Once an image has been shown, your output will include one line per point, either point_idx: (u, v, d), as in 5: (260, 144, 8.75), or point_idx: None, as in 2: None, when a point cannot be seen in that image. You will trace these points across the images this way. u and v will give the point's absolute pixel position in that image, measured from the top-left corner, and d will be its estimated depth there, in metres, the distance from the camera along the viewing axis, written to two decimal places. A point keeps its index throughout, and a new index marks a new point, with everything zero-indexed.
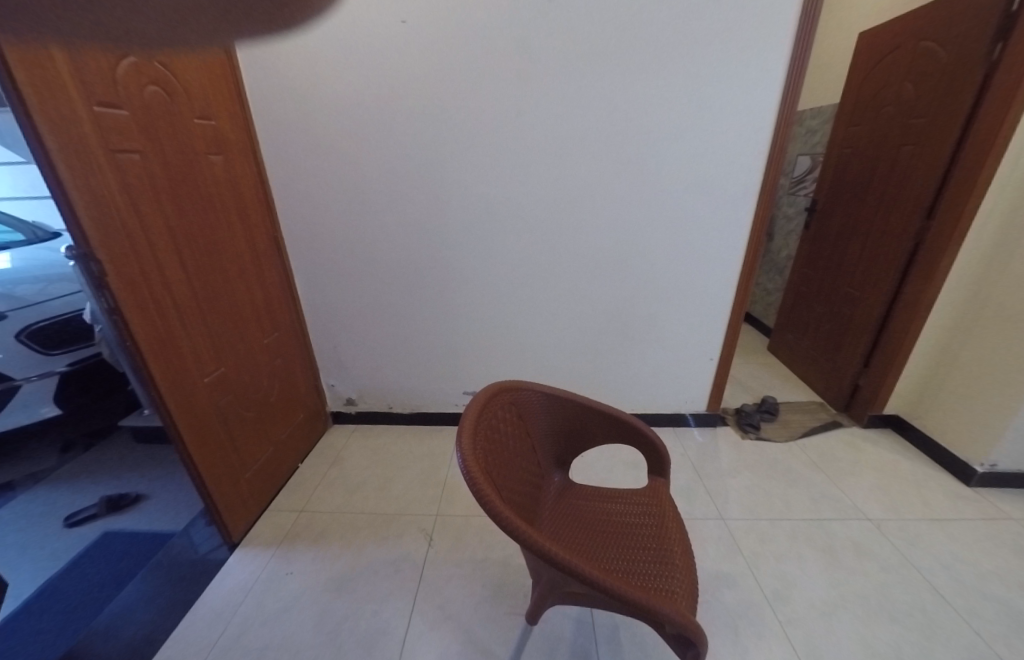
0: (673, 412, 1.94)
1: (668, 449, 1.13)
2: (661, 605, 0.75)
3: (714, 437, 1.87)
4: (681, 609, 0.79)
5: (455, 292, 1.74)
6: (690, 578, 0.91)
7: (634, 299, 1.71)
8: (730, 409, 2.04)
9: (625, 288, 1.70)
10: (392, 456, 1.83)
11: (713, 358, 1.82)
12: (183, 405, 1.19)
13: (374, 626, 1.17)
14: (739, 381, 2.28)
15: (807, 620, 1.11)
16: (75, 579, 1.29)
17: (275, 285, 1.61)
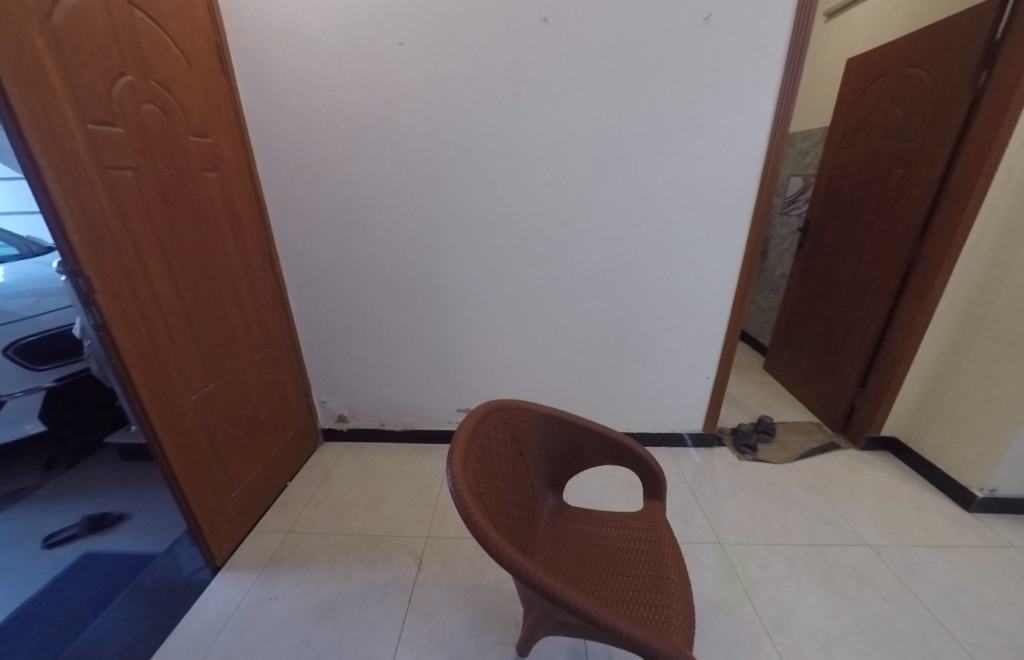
0: (669, 432, 1.91)
1: (664, 471, 1.11)
2: (654, 639, 0.72)
3: (711, 457, 1.85)
4: (677, 641, 0.76)
5: (450, 308, 1.73)
6: (687, 610, 0.87)
7: (629, 317, 1.71)
8: (726, 429, 2.01)
9: (621, 305, 1.69)
10: (383, 475, 1.80)
11: (709, 377, 1.81)
12: (169, 421, 1.17)
13: (359, 655, 1.12)
14: (735, 400, 2.27)
15: (808, 651, 1.07)
16: (51, 603, 1.24)
17: (267, 301, 1.61)
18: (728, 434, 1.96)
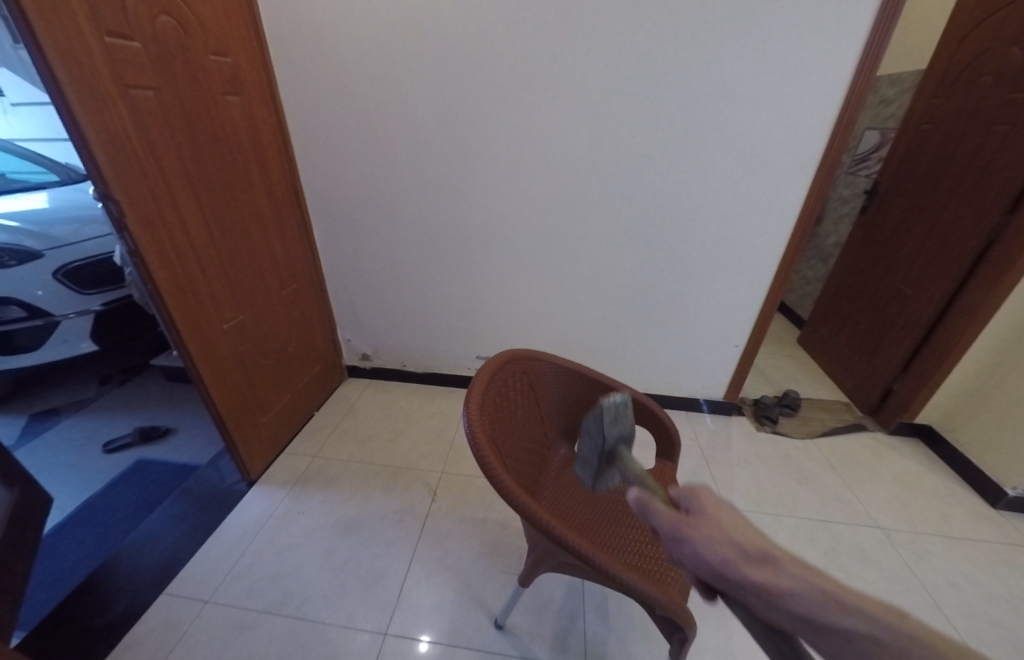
0: (687, 397, 1.90)
1: (680, 434, 1.09)
2: (652, 590, 0.74)
3: (728, 425, 1.84)
4: (675, 596, 0.78)
5: (475, 255, 1.69)
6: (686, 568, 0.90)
7: (659, 276, 1.63)
8: (748, 399, 1.97)
9: (653, 262, 1.61)
10: (403, 412, 1.88)
11: (738, 345, 1.75)
12: (203, 348, 1.23)
13: (376, 568, 1.24)
14: (760, 370, 2.21)
15: None
16: (112, 499, 1.41)
17: (294, 234, 1.61)
18: (749, 404, 1.92)
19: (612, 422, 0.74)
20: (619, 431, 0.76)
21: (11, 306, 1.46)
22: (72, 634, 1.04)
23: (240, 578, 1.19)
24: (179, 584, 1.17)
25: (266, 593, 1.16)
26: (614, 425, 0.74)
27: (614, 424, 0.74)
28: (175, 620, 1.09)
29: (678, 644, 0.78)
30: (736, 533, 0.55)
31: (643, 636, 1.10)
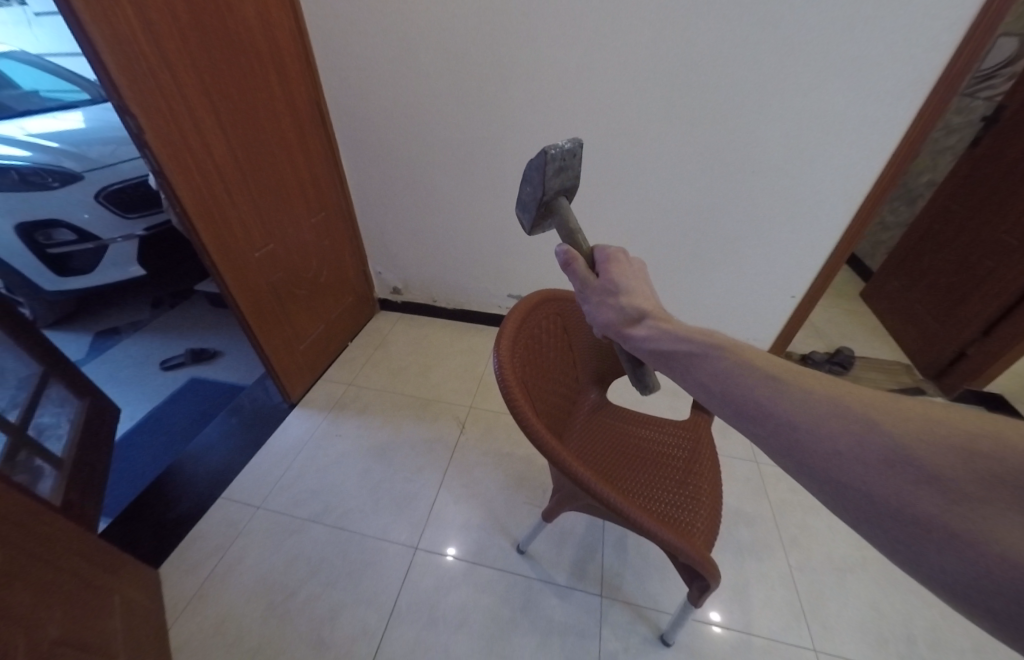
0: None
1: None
2: (675, 539, 0.73)
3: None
4: (700, 548, 0.77)
5: (510, 186, 1.57)
6: (712, 520, 0.89)
7: (713, 216, 1.48)
8: (794, 352, 1.86)
9: (707, 200, 1.44)
10: (434, 347, 1.90)
11: (795, 297, 1.61)
12: (237, 275, 1.24)
13: (409, 488, 1.33)
14: (810, 323, 2.06)
15: (821, 572, 1.14)
16: (172, 411, 1.54)
17: (319, 158, 1.54)
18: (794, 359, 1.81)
19: (557, 174, 0.66)
20: (562, 182, 0.70)
21: (62, 229, 1.52)
22: (149, 524, 1.19)
23: (286, 488, 1.31)
24: (233, 489, 1.30)
25: (310, 503, 1.27)
26: (558, 176, 0.67)
27: (559, 173, 0.67)
28: (233, 519, 1.22)
29: (698, 587, 0.79)
30: (628, 300, 0.63)
31: (659, 572, 1.15)
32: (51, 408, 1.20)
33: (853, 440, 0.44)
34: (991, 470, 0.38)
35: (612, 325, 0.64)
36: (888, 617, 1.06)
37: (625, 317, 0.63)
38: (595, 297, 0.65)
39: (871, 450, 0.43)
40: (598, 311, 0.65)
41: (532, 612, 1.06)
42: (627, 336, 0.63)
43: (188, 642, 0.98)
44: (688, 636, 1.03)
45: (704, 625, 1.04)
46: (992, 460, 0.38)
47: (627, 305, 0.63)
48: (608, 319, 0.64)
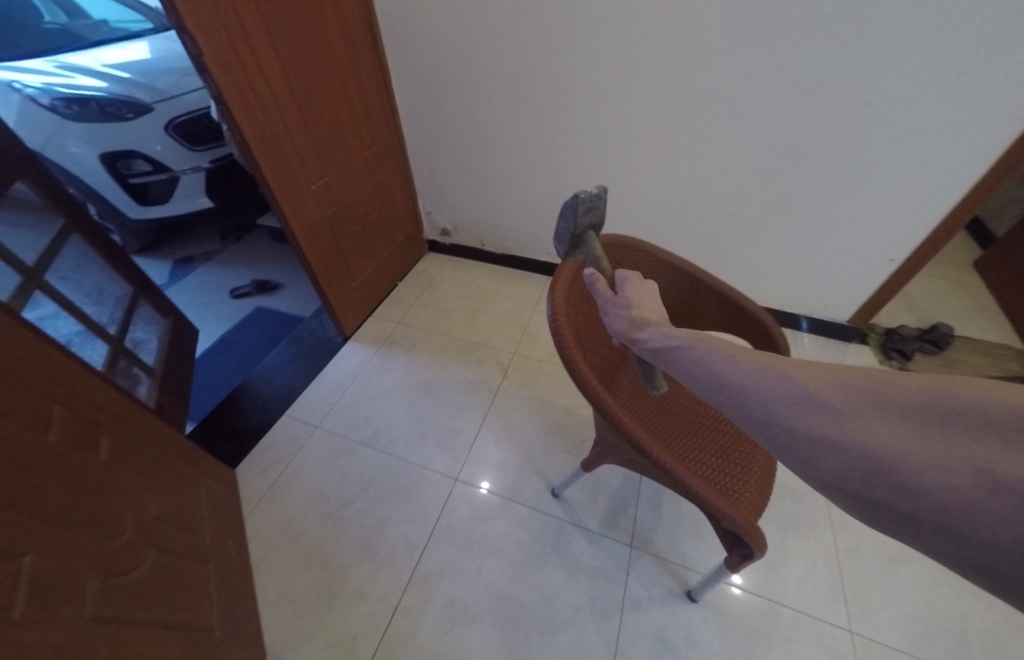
0: (791, 312, 1.68)
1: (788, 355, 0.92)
2: (720, 502, 0.70)
3: (833, 348, 1.63)
4: (747, 514, 0.74)
5: (574, 116, 1.44)
6: (761, 488, 0.85)
7: (803, 158, 1.28)
8: (879, 325, 1.65)
9: (799, 137, 1.24)
10: (481, 292, 1.89)
11: (893, 261, 1.40)
12: (295, 208, 1.26)
13: (451, 425, 1.39)
14: (903, 292, 1.81)
15: (870, 559, 1.09)
16: (242, 336, 1.68)
17: (371, 86, 1.48)
18: (877, 333, 1.63)
19: (587, 211, 0.71)
20: (591, 220, 0.75)
21: (139, 159, 1.60)
22: (226, 431, 1.35)
23: (341, 414, 1.41)
24: (296, 409, 1.43)
25: (362, 428, 1.37)
26: (587, 214, 0.72)
27: (588, 212, 0.72)
28: (296, 435, 1.35)
29: (738, 554, 0.77)
30: (644, 316, 0.66)
31: (693, 532, 1.15)
32: (141, 324, 1.35)
33: (781, 388, 0.49)
34: (871, 398, 0.44)
35: (621, 328, 0.67)
36: (941, 613, 1.00)
37: (632, 320, 0.66)
38: (612, 306, 0.69)
39: (792, 394, 0.48)
40: (613, 319, 0.69)
41: (562, 551, 1.11)
42: (633, 340, 0.64)
43: (261, 532, 1.13)
44: (715, 595, 1.04)
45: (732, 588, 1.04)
46: (875, 394, 0.44)
47: (637, 315, 0.66)
48: (619, 327, 0.67)
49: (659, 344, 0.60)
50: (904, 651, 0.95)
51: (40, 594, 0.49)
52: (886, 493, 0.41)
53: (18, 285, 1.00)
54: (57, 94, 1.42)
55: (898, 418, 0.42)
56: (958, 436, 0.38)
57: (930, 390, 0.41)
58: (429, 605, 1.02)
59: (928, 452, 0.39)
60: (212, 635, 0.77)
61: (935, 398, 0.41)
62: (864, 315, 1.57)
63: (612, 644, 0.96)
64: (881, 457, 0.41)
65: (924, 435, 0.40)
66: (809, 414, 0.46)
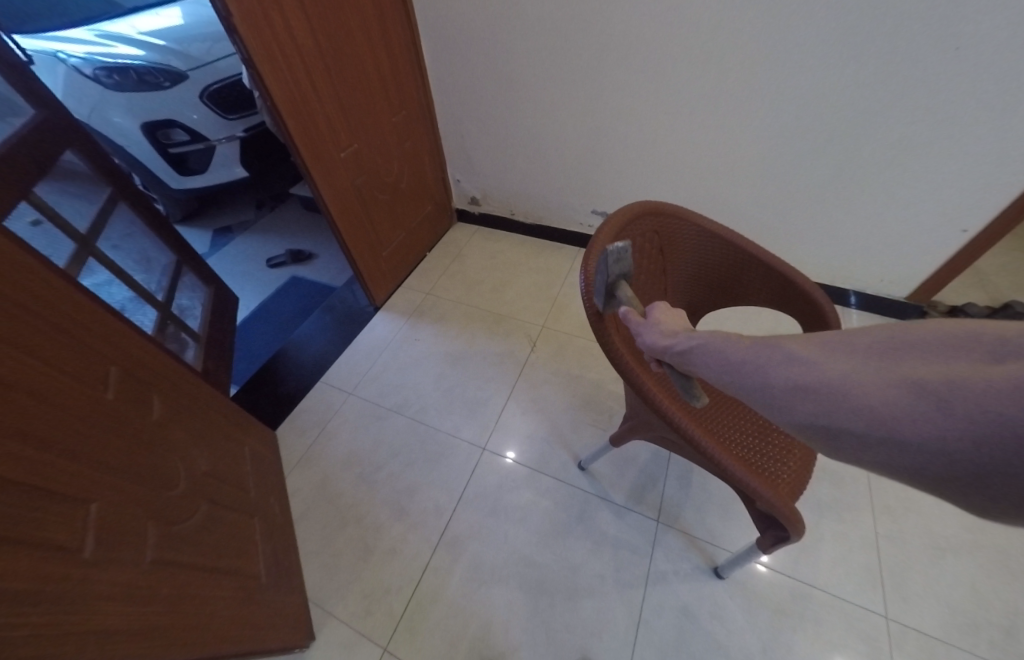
0: (840, 287, 1.56)
1: (840, 334, 0.86)
2: (757, 483, 0.67)
3: (885, 327, 1.51)
4: (785, 498, 0.70)
5: (613, 72, 1.34)
6: (801, 472, 0.81)
7: (868, 113, 1.16)
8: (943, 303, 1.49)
9: (865, 88, 1.12)
10: (509, 263, 1.86)
11: (968, 232, 1.27)
12: (326, 177, 1.26)
13: (479, 396, 1.40)
14: (972, 267, 1.64)
15: (912, 545, 1.04)
16: (279, 304, 1.74)
17: (399, 46, 1.42)
18: (939, 310, 1.46)
19: (617, 262, 0.69)
20: (624, 270, 0.71)
21: (177, 129, 1.63)
22: (267, 395, 1.42)
23: (373, 381, 1.45)
24: (330, 376, 1.48)
25: (394, 396, 1.41)
26: (618, 263, 0.69)
27: (617, 262, 0.69)
28: (332, 401, 1.40)
29: (772, 535, 0.75)
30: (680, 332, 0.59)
31: (722, 511, 1.13)
32: (185, 292, 1.41)
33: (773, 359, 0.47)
34: (834, 342, 0.44)
35: (652, 342, 0.60)
36: (988, 604, 0.95)
37: (662, 332, 0.60)
38: (642, 324, 0.63)
39: (769, 354, 0.47)
40: (644, 336, 0.62)
41: (588, 522, 1.12)
42: (669, 347, 0.56)
43: (301, 490, 1.20)
44: (742, 573, 1.03)
45: (760, 567, 1.03)
46: (835, 341, 0.44)
47: (667, 329, 0.61)
48: (653, 339, 0.60)
49: (687, 344, 0.53)
50: (942, 639, 0.92)
51: (105, 538, 0.53)
52: (847, 419, 0.39)
53: (72, 253, 1.04)
54: (98, 64, 1.46)
55: (857, 357, 0.42)
56: (910, 361, 0.38)
57: (883, 328, 0.42)
58: (457, 566, 1.06)
59: (883, 375, 0.39)
60: (260, 581, 0.83)
61: (886, 334, 0.41)
62: (925, 291, 1.44)
63: (636, 613, 0.98)
64: (840, 387, 0.40)
65: (880, 366, 0.40)
66: (782, 364, 0.45)
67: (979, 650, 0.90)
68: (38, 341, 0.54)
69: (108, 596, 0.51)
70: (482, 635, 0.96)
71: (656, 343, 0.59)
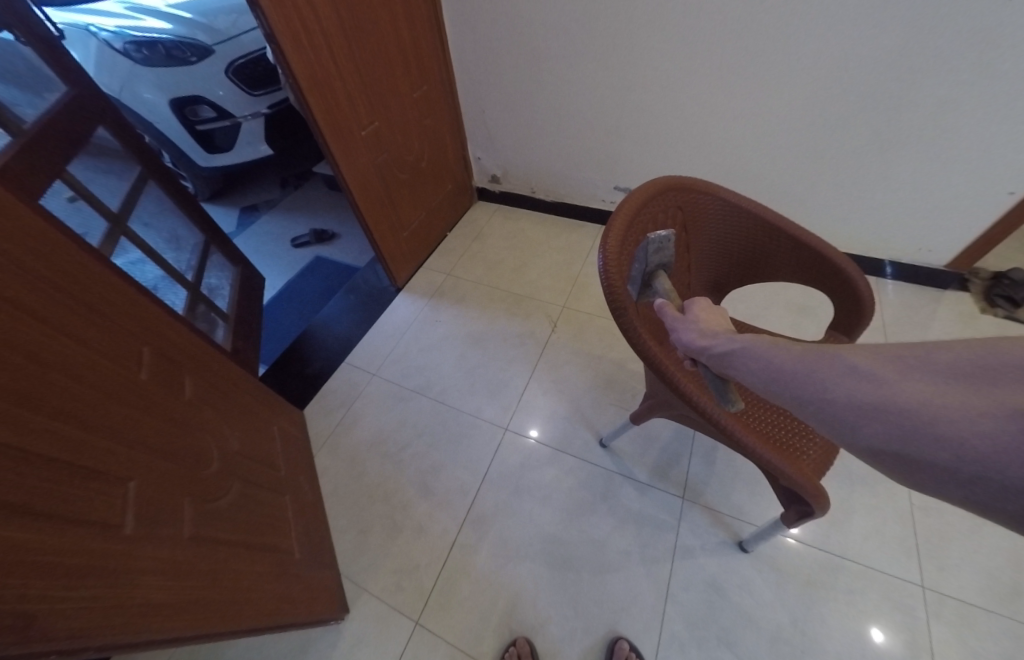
0: (874, 258, 1.46)
1: (874, 308, 0.81)
2: (780, 461, 0.62)
3: (923, 296, 1.41)
4: (808, 473, 0.65)
5: (642, 34, 1.24)
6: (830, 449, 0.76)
7: (926, 71, 1.04)
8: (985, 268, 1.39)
9: (926, 44, 1.00)
10: (530, 242, 1.82)
11: (1012, 194, 1.15)
12: (347, 156, 1.24)
13: (499, 378, 1.39)
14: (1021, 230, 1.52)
15: (950, 517, 1.00)
16: (303, 284, 1.75)
17: (422, 17, 1.36)
18: (982, 277, 1.38)
19: (656, 252, 0.78)
20: (661, 259, 0.80)
21: (204, 105, 1.63)
22: (295, 375, 1.45)
23: (394, 362, 1.46)
24: (354, 357, 1.49)
25: (415, 377, 1.41)
26: (657, 253, 0.78)
27: (657, 252, 0.78)
28: (355, 381, 1.42)
29: (795, 510, 0.70)
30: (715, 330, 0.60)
31: (748, 487, 1.10)
32: (214, 271, 1.43)
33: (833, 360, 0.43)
34: (909, 360, 0.38)
35: (688, 340, 0.60)
36: None
37: (700, 332, 0.60)
38: (679, 321, 0.63)
39: (828, 362, 0.42)
40: (679, 332, 0.62)
41: (611, 501, 1.11)
42: (704, 348, 0.57)
43: (330, 470, 1.23)
44: (770, 547, 1.00)
45: (788, 538, 1.00)
46: (914, 359, 0.38)
47: (705, 329, 0.60)
48: (688, 337, 0.60)
49: (726, 346, 0.53)
50: (980, 606, 0.88)
51: (144, 515, 0.54)
52: (929, 450, 0.34)
53: (105, 233, 1.05)
54: (127, 38, 1.46)
55: (937, 377, 0.36)
56: (1010, 389, 0.32)
57: (974, 343, 0.35)
58: (483, 543, 1.07)
59: (977, 402, 0.33)
60: (293, 557, 0.85)
61: (980, 351, 0.35)
62: (966, 259, 1.33)
63: (663, 589, 0.97)
64: (919, 412, 0.35)
65: (971, 390, 0.34)
66: (843, 376, 0.40)
67: (1020, 616, 0.86)
68: (74, 322, 0.55)
69: (151, 570, 0.53)
70: (510, 610, 0.97)
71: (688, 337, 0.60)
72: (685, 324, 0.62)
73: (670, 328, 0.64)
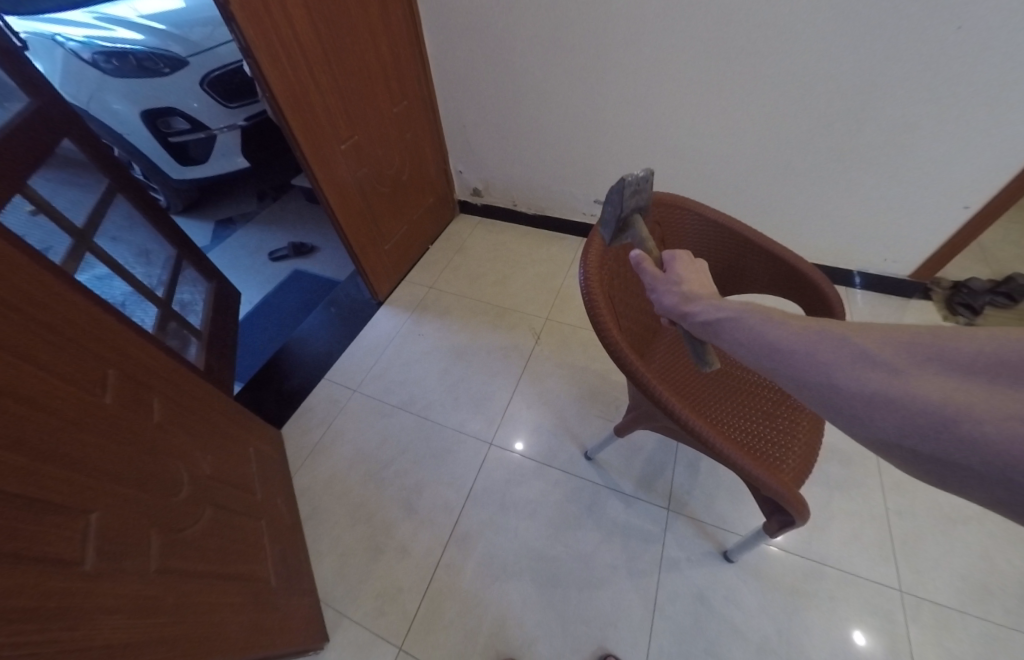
0: (842, 269, 1.52)
1: (842, 314, 0.80)
2: (758, 471, 0.63)
3: (890, 305, 1.47)
4: (788, 483, 0.66)
5: (618, 55, 1.28)
6: (809, 458, 0.77)
7: (880, 95, 1.11)
8: (946, 280, 1.47)
9: (878, 70, 1.07)
10: (513, 255, 1.83)
11: (970, 208, 1.23)
12: (325, 170, 1.23)
13: (484, 390, 1.38)
14: (976, 242, 1.61)
15: (924, 520, 1.03)
16: (281, 298, 1.72)
17: (401, 35, 1.38)
18: (943, 287, 1.46)
19: (633, 195, 0.68)
20: (637, 201, 0.71)
21: (177, 118, 1.60)
22: (272, 392, 1.41)
23: (376, 377, 1.44)
24: (334, 373, 1.46)
25: (397, 392, 1.39)
26: (633, 197, 0.68)
27: (634, 195, 0.69)
28: (335, 398, 1.39)
29: (778, 521, 0.71)
30: (694, 288, 0.60)
31: (731, 496, 1.11)
32: (186, 286, 1.39)
33: (803, 374, 0.45)
34: (929, 352, 0.39)
35: (670, 304, 0.60)
36: (1000, 574, 0.94)
37: (683, 294, 0.60)
38: (660, 283, 0.63)
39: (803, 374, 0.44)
40: (660, 295, 0.62)
41: (597, 514, 1.10)
42: (685, 314, 0.58)
43: (309, 489, 1.19)
44: (755, 557, 1.01)
45: (771, 546, 1.02)
46: (912, 367, 0.39)
47: (689, 291, 0.60)
48: (669, 300, 0.61)
49: (711, 314, 0.54)
50: (955, 607, 0.91)
51: (107, 549, 0.51)
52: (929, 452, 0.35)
53: (69, 248, 1.01)
54: (97, 49, 1.43)
55: (926, 391, 0.37)
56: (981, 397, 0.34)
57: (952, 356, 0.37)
58: (469, 561, 1.05)
59: (976, 416, 0.34)
60: (269, 585, 0.82)
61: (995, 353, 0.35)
62: (929, 269, 1.40)
63: (650, 603, 0.96)
64: (939, 414, 0.36)
65: (983, 395, 0.34)
66: (835, 388, 0.42)
67: (993, 616, 0.89)
68: (34, 345, 0.52)
69: (115, 608, 0.50)
70: (496, 630, 0.95)
71: (667, 299, 0.61)
72: (665, 281, 0.63)
73: (651, 291, 0.64)
